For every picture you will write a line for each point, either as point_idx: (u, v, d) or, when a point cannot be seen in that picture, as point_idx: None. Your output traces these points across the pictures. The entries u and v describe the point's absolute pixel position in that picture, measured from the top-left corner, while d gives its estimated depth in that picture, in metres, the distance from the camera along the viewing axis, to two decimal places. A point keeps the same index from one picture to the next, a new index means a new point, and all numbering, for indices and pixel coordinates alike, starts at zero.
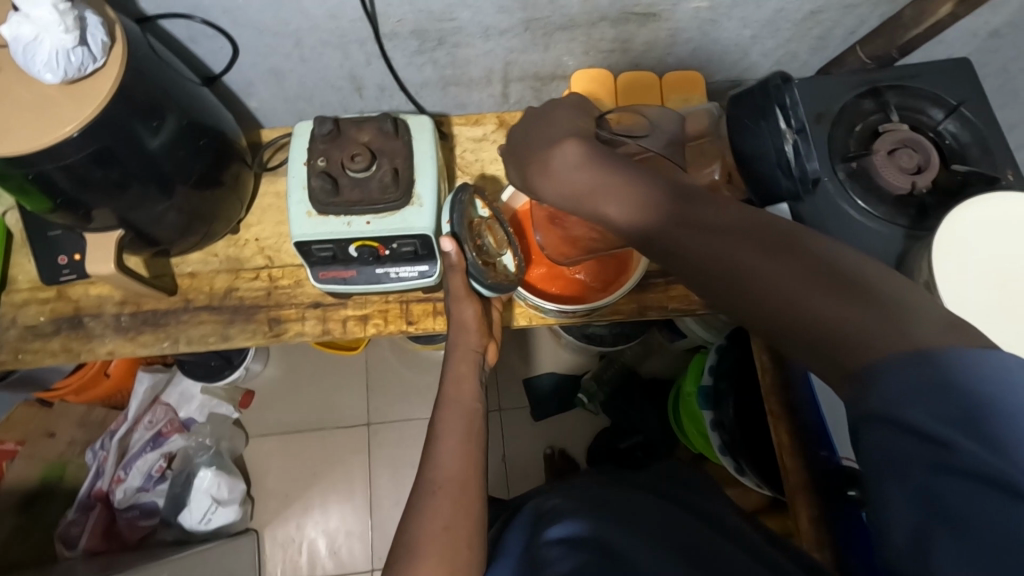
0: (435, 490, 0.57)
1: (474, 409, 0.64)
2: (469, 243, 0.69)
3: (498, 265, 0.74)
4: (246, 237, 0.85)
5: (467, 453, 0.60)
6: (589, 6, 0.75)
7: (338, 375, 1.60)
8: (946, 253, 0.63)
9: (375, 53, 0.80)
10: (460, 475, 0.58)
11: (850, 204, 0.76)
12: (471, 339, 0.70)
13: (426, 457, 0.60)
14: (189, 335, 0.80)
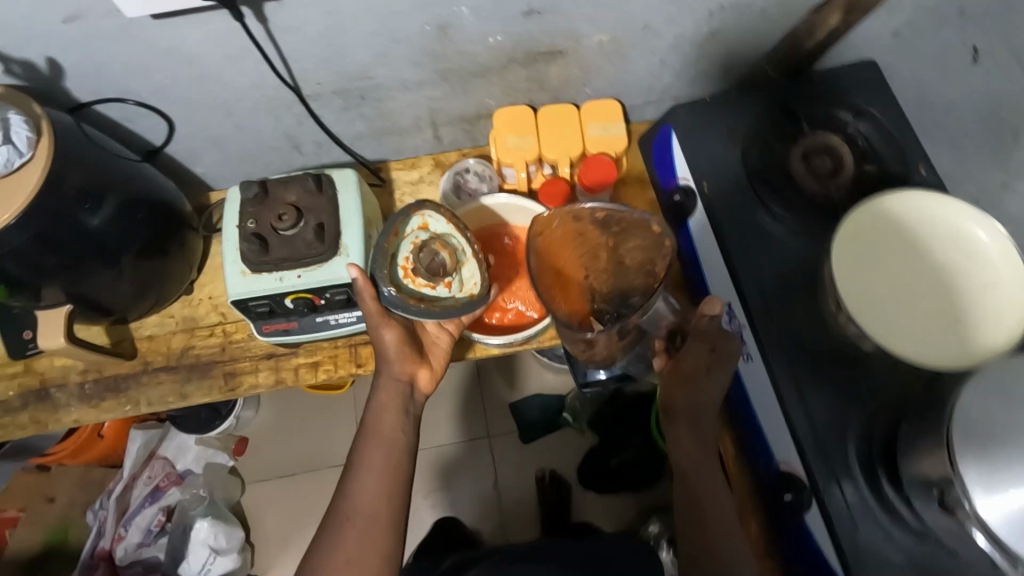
0: (352, 525, 0.64)
1: (399, 444, 0.69)
2: (398, 277, 0.70)
3: (449, 287, 0.71)
4: (200, 297, 0.89)
5: (386, 487, 0.66)
6: (495, 50, 0.78)
7: (326, 415, 1.63)
8: (845, 275, 0.65)
9: (304, 114, 0.84)
10: (374, 513, 0.65)
11: (767, 212, 0.78)
12: (399, 367, 0.73)
13: (345, 486, 0.67)
14: (149, 396, 0.84)
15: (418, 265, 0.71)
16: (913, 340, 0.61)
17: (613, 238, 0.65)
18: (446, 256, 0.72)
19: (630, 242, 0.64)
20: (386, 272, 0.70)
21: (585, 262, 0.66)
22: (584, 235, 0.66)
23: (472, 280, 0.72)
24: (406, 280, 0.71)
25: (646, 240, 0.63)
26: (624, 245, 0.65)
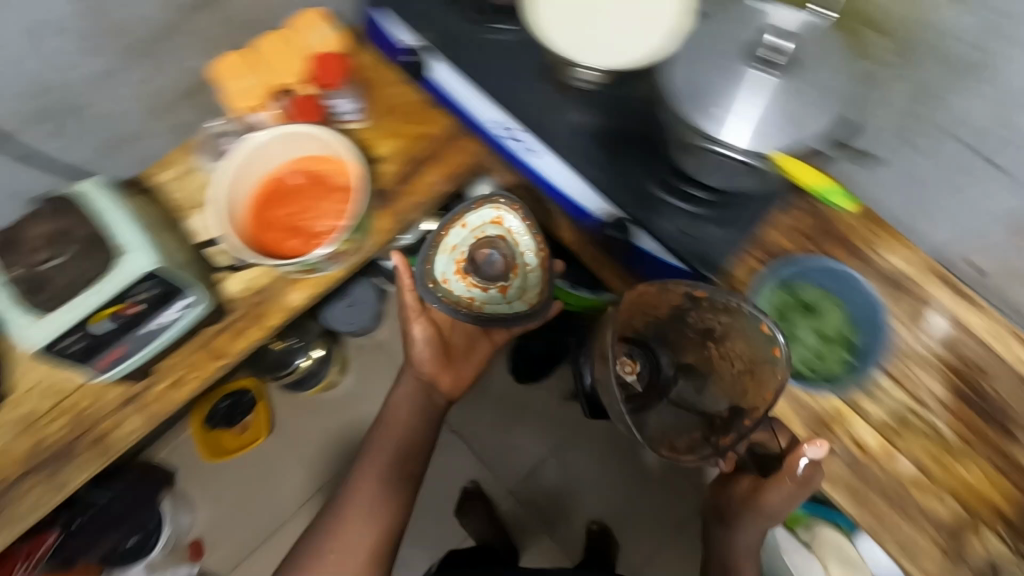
0: (360, 492, 0.95)
1: (404, 435, 1.00)
2: (452, 274, 0.92)
3: (505, 294, 0.93)
4: (23, 393, 0.79)
5: (381, 460, 0.97)
6: (166, 3, 0.76)
7: (265, 465, 1.68)
8: (555, 34, 0.73)
9: (12, 160, 0.78)
10: (383, 490, 0.96)
11: (492, 32, 0.83)
12: (424, 369, 1.01)
13: (359, 468, 0.98)
14: (24, 508, 0.78)
15: (478, 267, 0.93)
16: (627, 49, 0.72)
17: (695, 307, 0.81)
18: (506, 257, 0.93)
19: (733, 344, 0.81)
20: (438, 263, 0.92)
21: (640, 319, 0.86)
22: (660, 300, 0.82)
23: (535, 289, 0.93)
24: (470, 288, 0.93)
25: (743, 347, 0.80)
26: (731, 348, 0.82)
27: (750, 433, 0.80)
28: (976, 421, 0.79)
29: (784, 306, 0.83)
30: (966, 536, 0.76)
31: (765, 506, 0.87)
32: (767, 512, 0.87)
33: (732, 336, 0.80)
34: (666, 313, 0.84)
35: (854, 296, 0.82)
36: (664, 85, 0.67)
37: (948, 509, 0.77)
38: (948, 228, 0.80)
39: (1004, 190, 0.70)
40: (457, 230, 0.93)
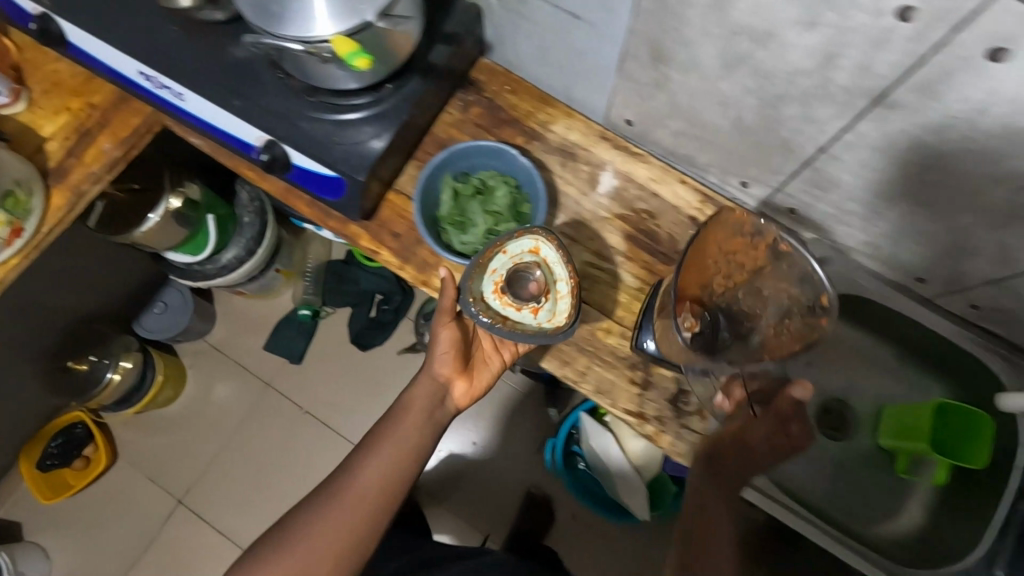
0: (365, 479, 0.76)
1: (410, 432, 0.79)
2: (491, 292, 0.76)
3: (532, 313, 0.76)
4: None
5: (386, 471, 0.77)
6: None
7: (117, 493, 1.63)
8: None
9: None
10: (378, 487, 0.76)
11: None
12: (441, 371, 0.81)
13: (369, 446, 0.79)
14: None
15: (514, 287, 0.78)
16: None
17: (756, 259, 0.72)
18: (542, 286, 0.77)
19: (742, 260, 0.73)
20: (481, 283, 0.77)
21: (730, 269, 0.74)
22: (751, 245, 0.72)
23: (559, 315, 0.76)
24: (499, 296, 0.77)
25: (751, 258, 0.72)
26: (736, 266, 0.74)
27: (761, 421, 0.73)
28: (650, 260, 0.85)
29: (458, 194, 0.85)
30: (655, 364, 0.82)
31: (745, 439, 0.73)
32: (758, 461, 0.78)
33: (784, 291, 0.70)
34: (733, 264, 0.73)
35: (516, 173, 0.84)
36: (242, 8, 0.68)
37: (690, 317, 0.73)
38: (592, 90, 0.86)
39: (594, 40, 0.75)
40: (499, 259, 0.78)
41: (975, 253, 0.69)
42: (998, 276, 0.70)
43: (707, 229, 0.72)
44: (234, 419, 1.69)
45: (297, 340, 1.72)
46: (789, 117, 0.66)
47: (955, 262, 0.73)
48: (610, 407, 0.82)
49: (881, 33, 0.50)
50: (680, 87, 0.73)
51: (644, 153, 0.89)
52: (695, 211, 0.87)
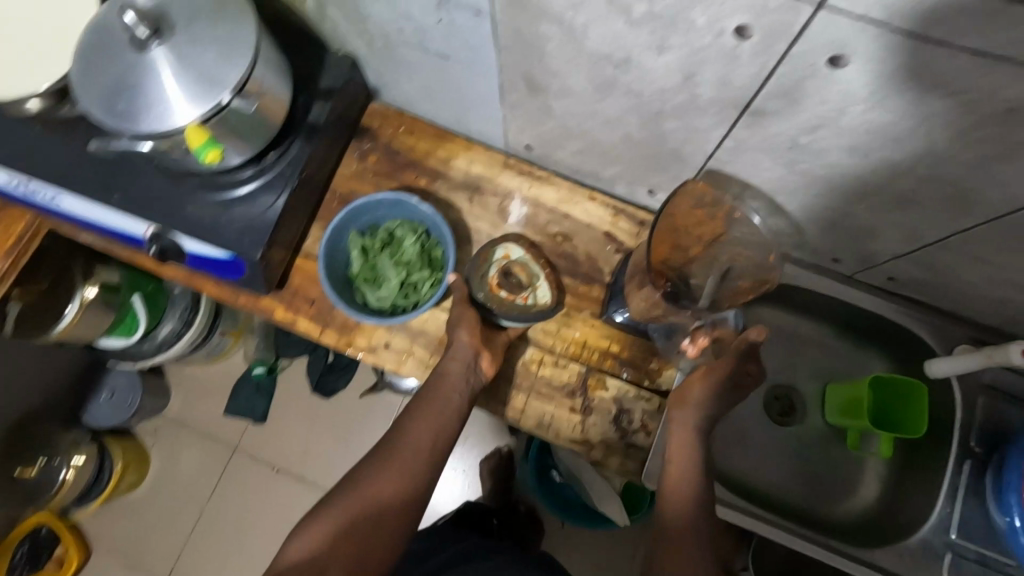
0: (409, 444, 0.72)
1: (446, 402, 0.74)
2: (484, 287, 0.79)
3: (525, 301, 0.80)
4: None
5: (425, 442, 0.72)
6: None
7: None
8: None
9: None
10: (420, 461, 0.71)
11: None
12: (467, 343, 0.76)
13: (406, 418, 0.74)
14: None
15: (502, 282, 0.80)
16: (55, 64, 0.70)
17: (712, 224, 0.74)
18: (526, 276, 0.81)
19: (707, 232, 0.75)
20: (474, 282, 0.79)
21: (684, 244, 0.77)
22: (708, 217, 0.74)
23: (545, 296, 0.81)
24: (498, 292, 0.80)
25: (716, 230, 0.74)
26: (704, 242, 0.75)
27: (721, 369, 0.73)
28: (572, 283, 0.84)
29: (366, 250, 0.82)
30: (593, 388, 0.81)
31: (686, 395, 0.74)
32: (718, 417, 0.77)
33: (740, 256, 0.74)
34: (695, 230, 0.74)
35: (422, 221, 0.82)
36: (93, 114, 0.62)
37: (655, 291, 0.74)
38: (485, 122, 0.84)
39: (471, 77, 0.73)
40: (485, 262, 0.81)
41: (876, 234, 0.69)
42: (903, 251, 0.71)
43: (672, 202, 0.70)
44: (205, 490, 1.65)
45: (257, 399, 1.66)
46: (671, 131, 0.65)
47: (861, 243, 0.73)
48: (554, 439, 0.81)
49: (727, 51, 0.49)
50: (564, 113, 0.72)
51: (549, 175, 0.88)
52: (609, 226, 0.86)
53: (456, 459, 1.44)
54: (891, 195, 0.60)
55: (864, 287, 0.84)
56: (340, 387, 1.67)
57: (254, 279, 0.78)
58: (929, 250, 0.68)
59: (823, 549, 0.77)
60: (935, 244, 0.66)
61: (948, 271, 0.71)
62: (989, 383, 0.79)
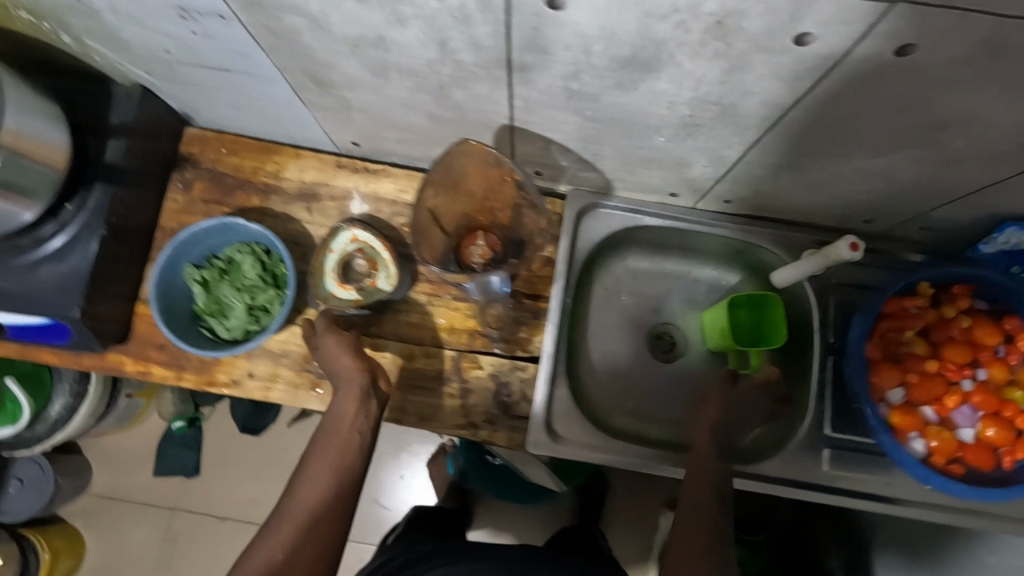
0: (308, 489, 0.66)
1: (338, 449, 0.68)
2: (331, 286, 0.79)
3: (375, 284, 0.79)
4: None
5: (328, 480, 0.66)
6: None
7: None
8: None
9: None
10: (318, 513, 0.65)
11: None
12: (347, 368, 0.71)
13: (299, 474, 0.68)
14: None
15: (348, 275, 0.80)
16: None
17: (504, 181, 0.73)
18: (370, 260, 0.80)
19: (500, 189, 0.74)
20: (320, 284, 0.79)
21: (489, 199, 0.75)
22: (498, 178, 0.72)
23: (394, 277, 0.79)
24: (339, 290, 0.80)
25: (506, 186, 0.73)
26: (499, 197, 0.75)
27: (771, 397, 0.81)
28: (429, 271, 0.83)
29: (207, 283, 0.78)
30: (468, 370, 0.81)
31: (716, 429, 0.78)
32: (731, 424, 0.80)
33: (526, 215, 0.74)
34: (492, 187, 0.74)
35: (258, 240, 0.79)
36: None
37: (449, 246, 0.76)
38: (302, 128, 0.81)
39: (260, 86, 0.69)
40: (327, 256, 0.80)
41: (693, 164, 0.70)
42: (723, 175, 0.72)
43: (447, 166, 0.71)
44: (150, 561, 1.56)
45: (188, 453, 1.60)
46: (463, 102, 0.64)
47: (686, 175, 0.74)
48: (438, 430, 0.80)
49: (458, 11, 0.48)
50: (364, 104, 0.69)
51: (385, 168, 0.86)
52: None
53: (401, 468, 1.42)
54: (682, 124, 0.61)
55: (710, 215, 0.86)
56: (269, 423, 1.62)
57: (87, 336, 0.74)
58: (742, 168, 0.70)
59: (768, 483, 0.78)
60: (744, 162, 0.68)
61: (769, 185, 0.73)
62: (837, 282, 0.83)
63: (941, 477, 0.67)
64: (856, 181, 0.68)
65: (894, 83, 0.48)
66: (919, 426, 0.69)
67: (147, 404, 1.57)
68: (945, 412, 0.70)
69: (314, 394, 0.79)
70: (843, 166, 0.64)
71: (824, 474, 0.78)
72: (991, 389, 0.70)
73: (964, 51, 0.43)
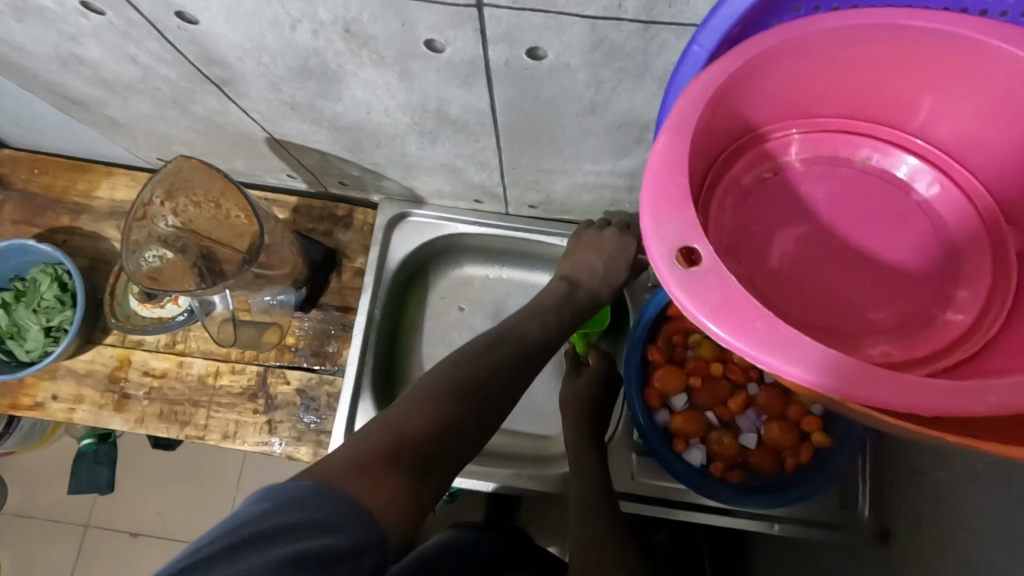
0: (422, 415, 0.45)
1: (512, 366, 0.54)
2: (135, 306, 0.80)
3: (177, 303, 0.80)
4: None
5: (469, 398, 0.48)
6: None
7: None
8: None
9: None
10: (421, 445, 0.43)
11: None
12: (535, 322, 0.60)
13: (409, 398, 0.47)
14: None
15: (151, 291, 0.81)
16: None
17: (229, 190, 0.66)
18: None
19: (231, 196, 0.67)
20: (123, 302, 0.80)
21: (228, 204, 0.69)
22: (224, 187, 0.66)
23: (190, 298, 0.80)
24: (140, 307, 0.80)
25: (233, 192, 0.66)
26: (237, 203, 0.68)
27: (609, 386, 0.77)
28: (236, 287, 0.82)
29: (7, 305, 0.78)
30: (274, 384, 0.79)
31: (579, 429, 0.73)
32: (591, 416, 0.74)
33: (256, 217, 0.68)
34: (223, 194, 0.67)
35: (56, 260, 0.79)
36: None
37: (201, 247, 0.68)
38: (103, 148, 0.81)
39: (25, 106, 0.69)
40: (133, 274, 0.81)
41: (466, 170, 0.68)
42: (504, 181, 0.70)
43: (159, 180, 0.64)
44: None
45: (99, 470, 1.38)
46: (208, 115, 0.63)
47: (471, 181, 0.72)
48: (242, 446, 0.78)
49: (118, 27, 0.48)
50: (128, 121, 0.68)
51: None
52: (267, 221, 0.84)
53: None
54: (423, 131, 0.59)
55: (525, 219, 0.85)
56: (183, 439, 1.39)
57: None
58: (518, 173, 0.67)
59: (650, 500, 0.73)
60: (509, 167, 0.66)
61: (555, 189, 0.71)
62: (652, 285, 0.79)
63: (711, 485, 0.65)
64: (626, 183, 0.66)
65: (559, 85, 0.47)
66: (697, 432, 0.68)
67: (56, 423, 1.36)
68: (727, 417, 0.69)
69: (119, 413, 0.78)
70: (599, 168, 0.63)
71: (637, 484, 0.73)
72: (777, 391, 0.68)
73: (587, 51, 0.41)
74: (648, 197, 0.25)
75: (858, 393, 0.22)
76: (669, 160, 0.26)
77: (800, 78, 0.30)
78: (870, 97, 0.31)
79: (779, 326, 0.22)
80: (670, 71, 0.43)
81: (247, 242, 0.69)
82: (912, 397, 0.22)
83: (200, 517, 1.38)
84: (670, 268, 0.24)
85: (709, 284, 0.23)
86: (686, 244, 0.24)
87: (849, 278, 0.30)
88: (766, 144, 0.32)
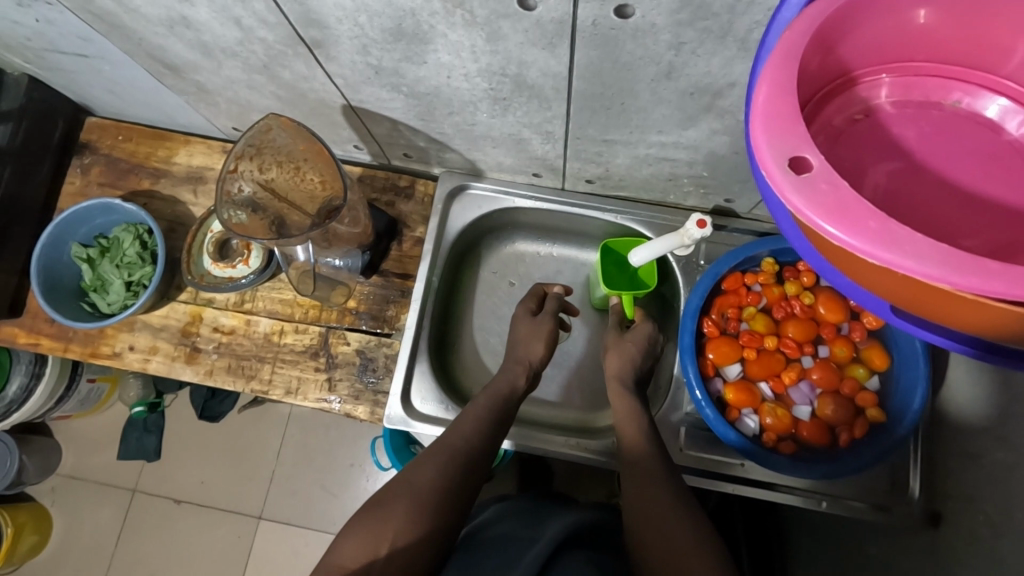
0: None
1: (436, 499, 0.57)
2: (207, 266, 0.84)
3: (246, 265, 0.84)
4: None
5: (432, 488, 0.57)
6: None
7: None
8: None
9: None
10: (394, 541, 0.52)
11: None
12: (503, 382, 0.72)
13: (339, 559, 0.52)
14: None
15: (222, 252, 0.85)
16: None
17: (314, 155, 0.72)
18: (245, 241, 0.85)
19: (315, 162, 0.73)
20: (196, 261, 0.85)
21: (308, 167, 0.74)
22: (313, 148, 0.70)
23: (258, 260, 0.84)
24: (213, 266, 0.85)
25: (321, 158, 0.72)
26: (316, 170, 0.73)
27: (654, 352, 0.78)
28: None
29: (92, 261, 0.83)
30: (335, 345, 0.83)
31: (626, 387, 0.73)
32: (639, 379, 0.75)
33: (331, 181, 0.73)
34: (307, 157, 0.72)
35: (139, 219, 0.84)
36: None
37: (276, 205, 0.73)
38: (184, 116, 0.86)
39: (123, 70, 0.74)
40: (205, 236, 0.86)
41: (531, 141, 0.71)
42: (566, 153, 0.73)
43: (251, 133, 0.67)
44: None
45: (148, 437, 1.43)
46: (294, 80, 0.67)
47: (533, 154, 0.75)
48: (303, 403, 0.82)
49: None
50: (215, 87, 0.73)
51: None
52: None
53: (351, 456, 1.42)
54: (496, 98, 0.62)
55: (582, 195, 0.86)
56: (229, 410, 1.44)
57: None
58: (583, 144, 0.69)
59: (704, 473, 0.73)
60: (574, 138, 0.68)
61: (615, 162, 0.73)
62: (705, 262, 0.81)
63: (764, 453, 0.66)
64: (687, 157, 0.68)
65: (640, 47, 0.49)
66: (750, 403, 0.69)
67: (109, 390, 1.39)
68: (780, 390, 0.70)
69: (189, 365, 0.83)
70: (665, 139, 0.65)
71: (687, 456, 0.74)
72: (831, 365, 0.69)
73: (676, 10, 0.44)
74: (761, 113, 0.27)
75: (952, 279, 0.24)
76: (781, 82, 0.28)
77: (894, 23, 0.31)
78: (964, 41, 0.32)
79: (891, 225, 0.24)
80: (754, 29, 0.44)
81: (318, 205, 0.74)
82: (999, 284, 0.23)
83: (243, 487, 1.42)
84: (784, 173, 0.26)
85: (819, 186, 0.25)
86: (798, 153, 0.26)
87: (942, 207, 0.32)
88: (858, 88, 0.34)
